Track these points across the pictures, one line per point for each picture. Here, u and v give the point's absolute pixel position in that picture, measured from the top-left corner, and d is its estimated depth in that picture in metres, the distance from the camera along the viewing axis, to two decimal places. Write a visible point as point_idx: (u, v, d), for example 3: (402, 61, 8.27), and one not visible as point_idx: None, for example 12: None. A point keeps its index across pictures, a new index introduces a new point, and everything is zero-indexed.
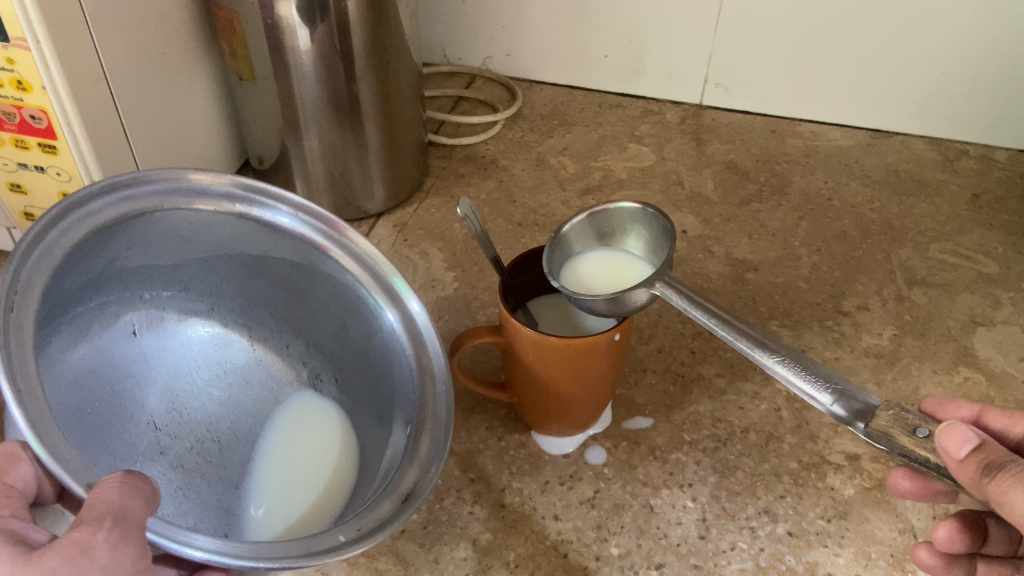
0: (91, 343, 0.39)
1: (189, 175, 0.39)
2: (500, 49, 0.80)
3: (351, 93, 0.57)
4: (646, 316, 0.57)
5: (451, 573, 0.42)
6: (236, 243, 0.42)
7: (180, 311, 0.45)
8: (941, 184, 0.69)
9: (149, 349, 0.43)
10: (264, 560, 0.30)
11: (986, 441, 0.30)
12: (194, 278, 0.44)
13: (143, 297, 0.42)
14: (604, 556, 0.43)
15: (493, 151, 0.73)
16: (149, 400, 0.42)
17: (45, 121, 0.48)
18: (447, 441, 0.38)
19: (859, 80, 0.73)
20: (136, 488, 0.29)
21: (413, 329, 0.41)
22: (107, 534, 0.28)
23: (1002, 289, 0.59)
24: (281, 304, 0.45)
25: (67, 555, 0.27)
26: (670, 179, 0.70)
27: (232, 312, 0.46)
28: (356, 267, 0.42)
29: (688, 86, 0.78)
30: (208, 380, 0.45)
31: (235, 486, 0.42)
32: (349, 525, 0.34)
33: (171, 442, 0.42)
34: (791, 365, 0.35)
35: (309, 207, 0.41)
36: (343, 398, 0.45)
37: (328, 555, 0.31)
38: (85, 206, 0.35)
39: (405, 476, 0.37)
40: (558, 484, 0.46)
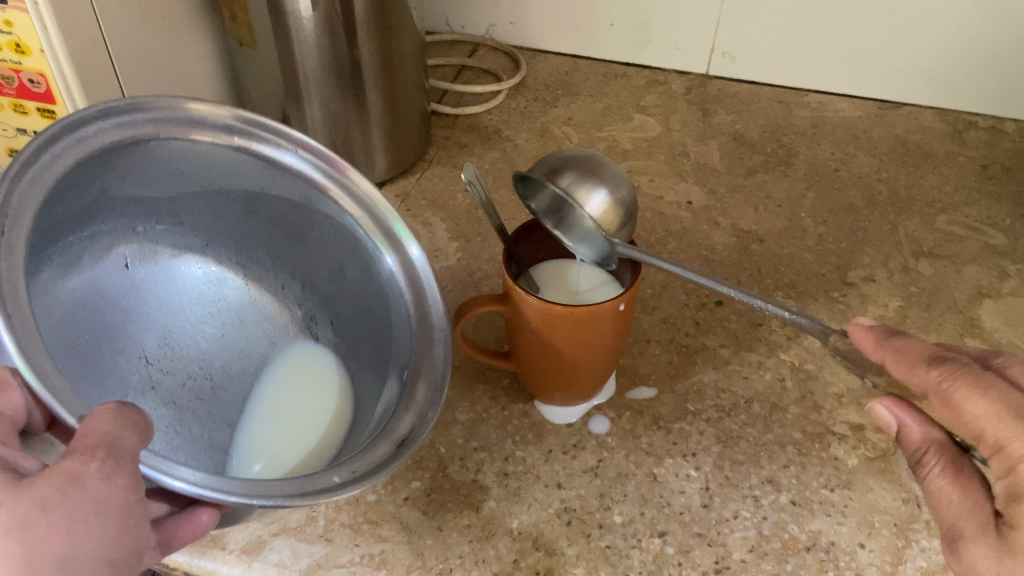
0: (83, 273, 0.36)
1: (192, 107, 0.39)
2: (504, 17, 0.79)
3: (353, 60, 0.57)
4: (650, 287, 0.57)
5: (455, 539, 0.42)
6: (233, 181, 0.41)
7: (173, 246, 0.42)
8: (949, 156, 0.68)
9: (141, 281, 0.41)
10: (255, 498, 0.30)
11: (902, 433, 0.33)
12: (190, 211, 0.42)
13: (136, 230, 0.40)
14: (607, 524, 0.43)
15: (496, 121, 0.72)
16: (144, 334, 0.40)
17: (43, 85, 0.47)
18: (443, 389, 0.39)
19: (866, 50, 0.72)
20: (129, 420, 0.29)
21: (412, 274, 0.42)
22: (100, 466, 0.28)
23: (1009, 261, 0.59)
24: (278, 244, 0.45)
25: (58, 485, 0.27)
26: (675, 149, 0.69)
27: (228, 250, 0.44)
28: (357, 209, 0.43)
29: (694, 56, 0.77)
30: (201, 317, 0.43)
31: (227, 426, 0.41)
32: (344, 467, 0.35)
33: (163, 377, 0.40)
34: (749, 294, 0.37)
35: (306, 145, 0.42)
36: (339, 341, 0.45)
37: (321, 497, 0.32)
38: (78, 130, 0.34)
39: (401, 421, 0.38)
40: (561, 453, 0.46)
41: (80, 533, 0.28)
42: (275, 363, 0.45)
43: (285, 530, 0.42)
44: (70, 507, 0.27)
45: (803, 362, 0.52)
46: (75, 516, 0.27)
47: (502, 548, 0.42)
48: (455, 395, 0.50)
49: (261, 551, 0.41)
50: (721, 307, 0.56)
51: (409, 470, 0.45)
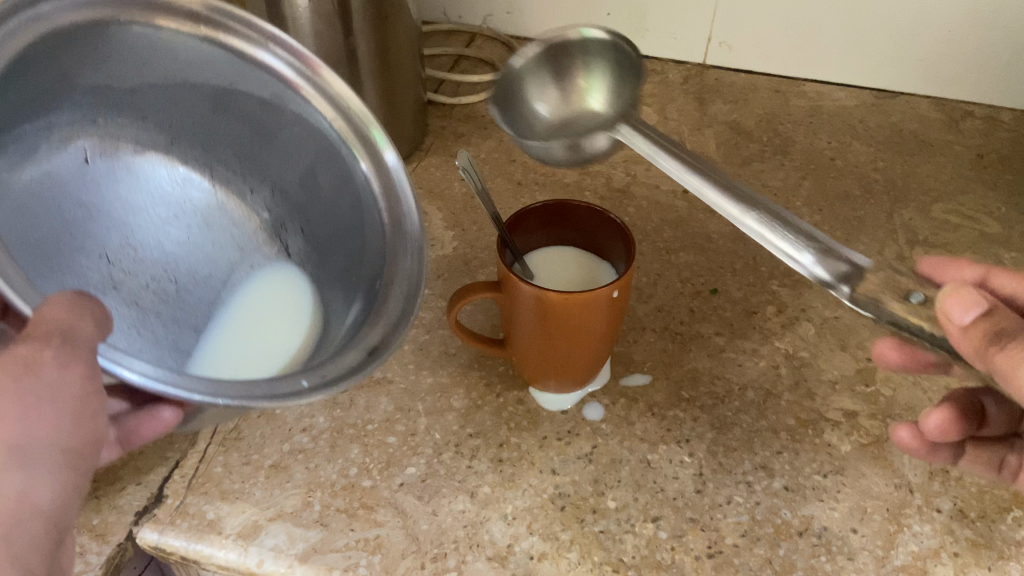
0: (37, 167, 0.38)
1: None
2: (501, 7, 0.79)
3: (349, 49, 0.57)
4: (645, 275, 0.57)
5: (450, 524, 0.42)
6: (198, 76, 0.41)
7: (135, 144, 0.43)
8: (945, 145, 0.69)
9: (103, 178, 0.42)
10: (221, 397, 0.31)
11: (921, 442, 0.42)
12: (154, 109, 0.43)
13: (95, 122, 0.41)
14: (601, 509, 0.43)
15: None
16: (105, 232, 0.41)
17: None
18: (418, 298, 0.38)
19: (863, 39, 0.72)
20: (84, 309, 0.30)
21: (387, 180, 0.41)
22: (55, 355, 0.29)
23: (1004, 249, 0.59)
24: (247, 147, 0.45)
25: (12, 372, 0.30)
26: (671, 139, 0.69)
27: (193, 148, 0.45)
28: (331, 110, 0.41)
29: (691, 45, 0.77)
30: (167, 218, 0.45)
31: (191, 327, 0.43)
32: (314, 372, 0.35)
33: (126, 277, 0.41)
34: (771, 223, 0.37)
35: (279, 38, 0.40)
36: (307, 248, 0.47)
37: (288, 399, 0.32)
38: (37, 9, 0.34)
39: (373, 330, 0.38)
40: (556, 439, 0.47)
41: (34, 416, 0.30)
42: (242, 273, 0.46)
43: (281, 515, 0.42)
44: (23, 391, 0.30)
45: (798, 349, 0.52)
46: (27, 401, 0.30)
47: (497, 532, 0.42)
48: (450, 382, 0.50)
49: (257, 535, 0.41)
50: (717, 295, 0.56)
51: (405, 456, 0.46)
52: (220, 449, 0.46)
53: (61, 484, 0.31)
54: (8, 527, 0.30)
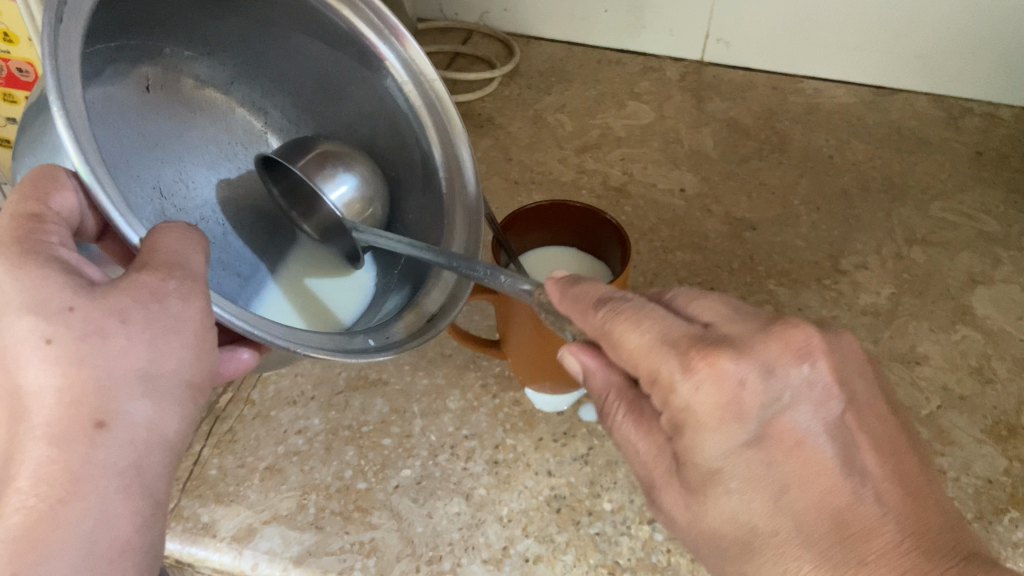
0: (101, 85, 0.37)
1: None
2: (498, 4, 0.79)
3: None
4: (641, 274, 0.57)
5: (445, 527, 0.42)
6: (281, 21, 0.41)
7: (197, 78, 0.43)
8: (944, 142, 0.68)
9: (162, 108, 0.41)
10: (302, 349, 0.33)
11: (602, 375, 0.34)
12: (223, 46, 0.42)
13: (163, 52, 0.41)
14: (597, 511, 0.43)
15: (489, 109, 0.72)
16: (162, 166, 0.41)
17: (32, 74, 0.47)
18: (472, 275, 0.43)
19: (863, 36, 0.71)
20: (191, 238, 0.32)
21: (450, 161, 0.44)
22: (178, 284, 0.30)
23: (1003, 248, 0.59)
24: (306, 96, 0.46)
25: (139, 297, 0.29)
26: (668, 137, 0.69)
27: (250, 90, 0.45)
28: (405, 77, 0.43)
29: (689, 42, 0.77)
30: (216, 159, 0.45)
31: (237, 273, 0.43)
32: (378, 335, 0.40)
33: (177, 213, 0.41)
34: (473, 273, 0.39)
35: (373, 7, 0.41)
36: None
37: (365, 355, 0.36)
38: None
39: (429, 297, 0.43)
40: (552, 440, 0.47)
41: (160, 348, 0.30)
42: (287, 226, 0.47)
43: (276, 517, 0.42)
44: (149, 319, 0.29)
45: None
46: (155, 330, 0.30)
47: (492, 535, 0.42)
48: (446, 383, 0.50)
49: (252, 538, 0.41)
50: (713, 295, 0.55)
51: (400, 458, 0.45)
52: (215, 451, 0.46)
53: (181, 416, 0.31)
54: (140, 457, 0.29)
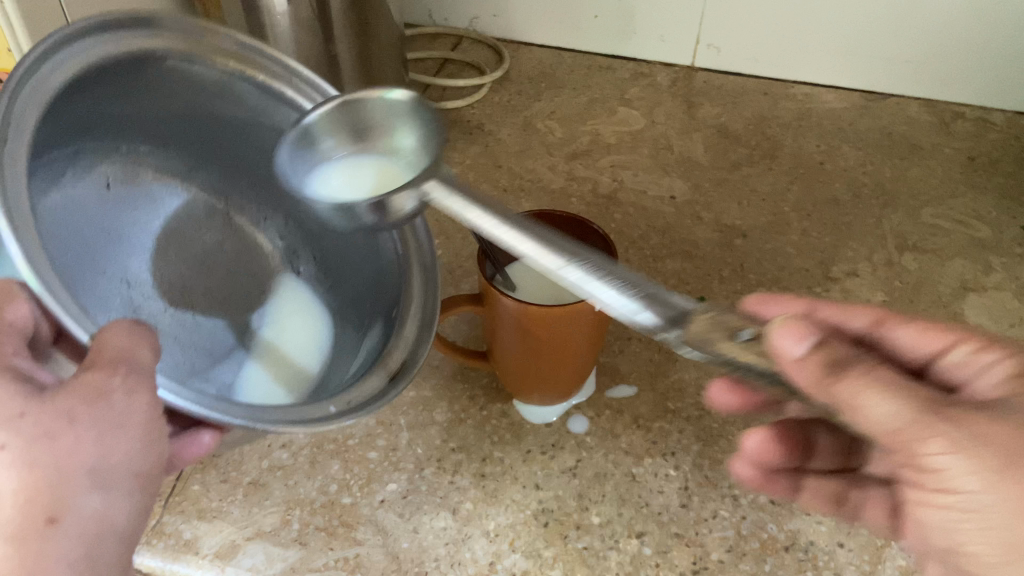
0: (71, 189, 0.36)
1: (197, 27, 0.38)
2: (487, 9, 0.78)
3: (330, 55, 0.56)
4: None
5: (431, 542, 0.42)
6: (227, 108, 0.41)
7: (156, 171, 0.43)
8: (935, 148, 0.68)
9: (125, 204, 0.41)
10: (260, 423, 0.31)
11: (823, 341, 0.28)
12: (175, 136, 0.42)
13: (116, 149, 0.40)
14: (585, 525, 0.42)
15: (479, 115, 0.72)
16: (127, 257, 0.40)
17: None
18: (433, 327, 0.40)
19: (853, 40, 0.71)
20: (144, 337, 0.30)
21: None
22: (122, 380, 0.29)
23: (994, 254, 0.58)
24: (262, 175, 0.45)
25: (83, 396, 0.28)
26: (659, 143, 0.69)
27: (208, 176, 0.45)
28: (352, 149, 0.43)
29: (679, 47, 0.76)
30: (181, 245, 0.44)
31: (209, 352, 0.42)
32: (339, 398, 0.36)
33: (145, 302, 0.40)
34: (593, 271, 0.33)
35: (312, 81, 0.41)
36: (320, 275, 0.47)
37: (322, 424, 0.34)
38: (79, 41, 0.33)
39: (393, 354, 0.39)
40: (540, 453, 0.46)
41: (107, 445, 0.29)
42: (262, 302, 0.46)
43: (259, 534, 0.42)
44: (96, 418, 0.28)
45: None
46: (104, 428, 0.29)
47: (478, 550, 0.41)
48: (433, 395, 0.49)
49: (235, 555, 0.41)
50: (703, 303, 0.55)
51: (386, 472, 0.45)
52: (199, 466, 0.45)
53: (134, 505, 0.30)
54: (92, 549, 0.28)
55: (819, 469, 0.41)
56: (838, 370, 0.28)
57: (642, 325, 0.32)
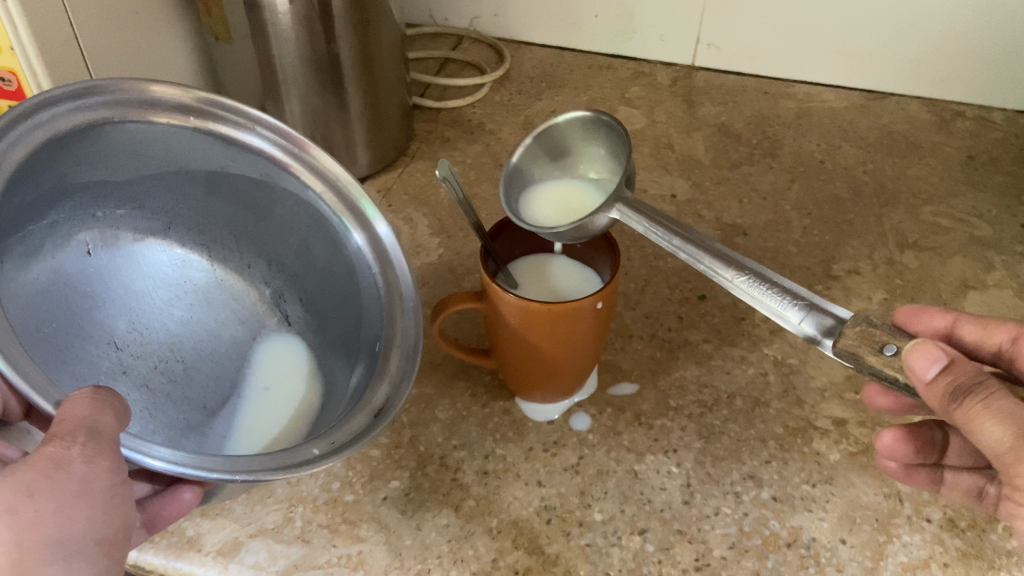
0: (43, 266, 0.37)
1: (151, 88, 0.38)
2: (488, 9, 0.78)
3: (332, 54, 0.56)
4: (633, 281, 0.57)
5: (433, 539, 0.42)
6: (197, 160, 0.41)
7: (134, 231, 0.43)
8: (935, 146, 0.68)
9: (104, 268, 0.42)
10: (238, 473, 0.30)
11: (955, 361, 0.31)
12: (149, 195, 0.43)
13: (95, 216, 0.41)
14: (587, 522, 0.43)
15: (479, 114, 0.72)
16: (112, 320, 0.41)
17: (15, 83, 0.45)
18: (417, 358, 0.38)
19: (853, 40, 0.71)
20: (106, 404, 0.29)
21: (380, 251, 0.41)
22: (81, 451, 0.28)
23: (995, 252, 0.58)
24: (242, 223, 0.45)
25: (42, 469, 0.28)
26: (659, 142, 0.69)
27: (189, 232, 0.46)
28: (321, 185, 0.41)
29: (679, 47, 0.76)
30: (167, 300, 0.44)
31: (201, 406, 0.42)
32: (324, 439, 0.35)
33: (134, 362, 0.41)
34: (756, 282, 0.35)
35: (271, 125, 0.41)
36: (306, 316, 0.46)
37: (305, 468, 0.32)
38: (33, 117, 0.33)
39: (377, 392, 0.37)
40: (542, 450, 0.46)
41: (68, 514, 0.29)
42: (254, 352, 0.46)
43: (262, 531, 0.42)
44: (56, 490, 0.28)
45: (786, 357, 0.52)
46: (62, 499, 0.28)
47: (481, 547, 0.41)
48: (434, 393, 0.49)
49: (237, 552, 0.41)
50: (704, 301, 0.55)
51: (388, 469, 0.45)
52: None
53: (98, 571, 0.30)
54: None
55: (955, 465, 0.42)
56: (967, 395, 0.30)
57: (806, 336, 0.34)
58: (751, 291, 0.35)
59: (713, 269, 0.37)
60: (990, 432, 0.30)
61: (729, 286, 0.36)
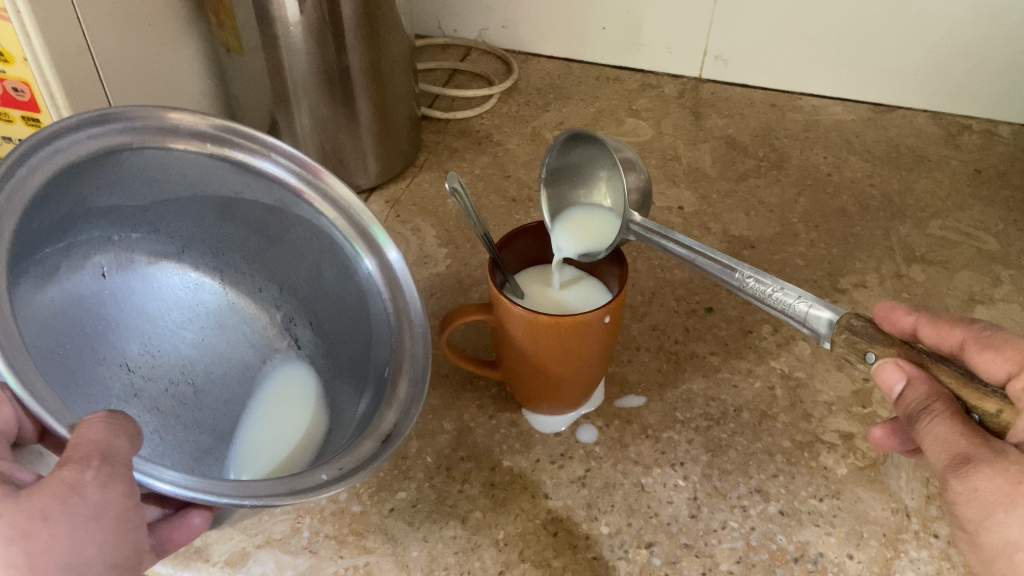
0: (59, 287, 0.38)
1: (168, 115, 0.38)
2: (497, 21, 0.79)
3: (342, 66, 0.56)
4: (640, 293, 0.57)
5: (441, 551, 0.42)
6: (211, 185, 0.41)
7: (148, 254, 0.44)
8: (942, 160, 0.68)
9: (119, 291, 0.42)
10: (247, 499, 0.31)
11: (912, 383, 0.31)
12: (164, 219, 0.43)
13: (111, 239, 0.41)
14: (594, 535, 0.42)
15: (488, 125, 0.72)
16: (125, 342, 0.41)
17: (27, 94, 0.46)
18: (425, 383, 0.39)
19: (859, 53, 0.71)
20: (121, 427, 0.30)
21: (391, 276, 0.41)
22: (95, 474, 0.28)
23: (1002, 266, 0.58)
24: (255, 247, 0.45)
25: (56, 493, 0.28)
26: (667, 154, 0.69)
27: (204, 255, 0.46)
28: (332, 211, 0.42)
29: (687, 59, 0.77)
30: (181, 322, 0.45)
31: (211, 429, 0.42)
32: (332, 464, 0.35)
33: (146, 384, 0.41)
34: (761, 282, 0.36)
35: (284, 151, 0.41)
36: (316, 340, 0.46)
37: (312, 493, 0.32)
38: (54, 143, 0.34)
39: (385, 418, 0.38)
40: (549, 462, 0.46)
41: (81, 539, 0.28)
42: (265, 377, 0.45)
43: (269, 542, 0.42)
44: (69, 515, 0.28)
45: (793, 370, 0.52)
46: (76, 523, 0.28)
47: (488, 559, 0.41)
48: (441, 404, 0.49)
49: (245, 563, 0.41)
50: (711, 314, 0.55)
51: (395, 480, 0.45)
52: None
53: None
54: None
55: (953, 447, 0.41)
56: (911, 415, 0.31)
57: (812, 334, 0.34)
58: (757, 291, 0.36)
59: (723, 276, 0.39)
60: (929, 454, 0.30)
61: (739, 289, 0.38)
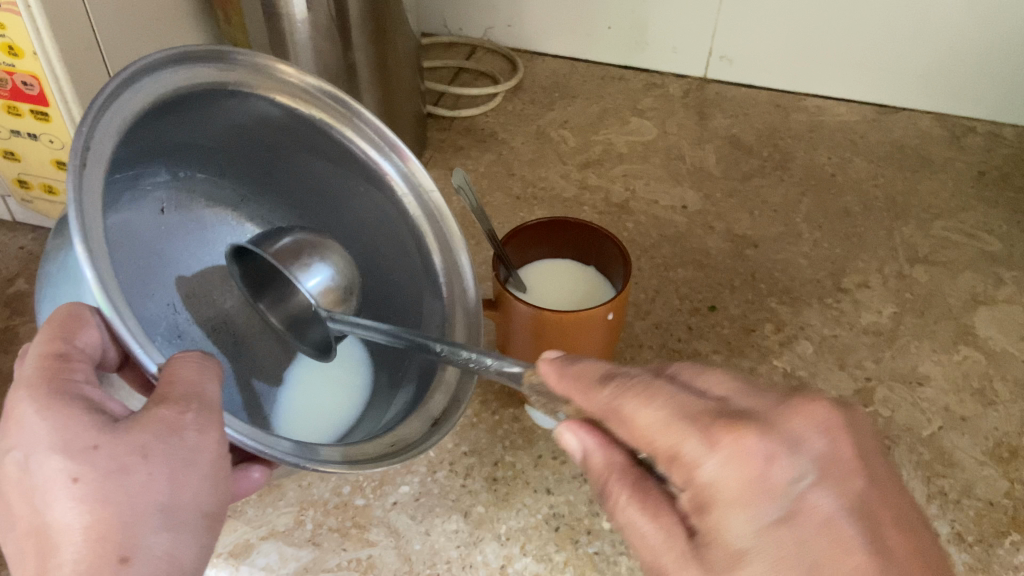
0: (120, 217, 0.37)
1: (269, 62, 0.37)
2: (502, 20, 0.79)
3: (348, 63, 0.57)
4: (643, 291, 0.57)
5: (443, 545, 0.42)
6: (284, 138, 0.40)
7: (208, 198, 0.43)
8: (946, 161, 0.68)
9: (176, 229, 0.41)
10: (311, 462, 0.31)
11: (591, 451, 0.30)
12: (230, 165, 0.42)
13: (177, 177, 0.40)
14: (594, 530, 0.43)
15: (492, 124, 0.72)
16: (174, 283, 0.41)
17: (37, 88, 0.47)
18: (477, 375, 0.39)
19: (863, 56, 0.72)
20: (208, 369, 0.30)
21: (451, 267, 0.41)
22: (195, 416, 0.28)
23: (1005, 268, 0.59)
24: (314, 207, 0.44)
25: (156, 432, 0.28)
26: (671, 153, 0.69)
27: (263, 206, 0.44)
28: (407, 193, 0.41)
29: (691, 59, 0.77)
30: None
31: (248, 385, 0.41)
32: (381, 440, 0.36)
33: (189, 327, 0.41)
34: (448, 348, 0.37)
35: (374, 124, 0.40)
36: None
37: (367, 466, 0.33)
38: (152, 74, 0.32)
39: (433, 400, 0.38)
40: (551, 458, 0.46)
41: (178, 483, 0.28)
42: None
43: (273, 533, 0.42)
44: (169, 455, 0.28)
45: (795, 369, 0.52)
46: (174, 465, 0.28)
47: (490, 553, 0.42)
48: None
49: (249, 554, 0.41)
50: (715, 312, 0.55)
51: (398, 474, 0.45)
52: None
53: (204, 546, 0.29)
54: None
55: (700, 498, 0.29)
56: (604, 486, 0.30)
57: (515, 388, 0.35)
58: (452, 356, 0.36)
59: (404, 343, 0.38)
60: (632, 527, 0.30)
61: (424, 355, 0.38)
